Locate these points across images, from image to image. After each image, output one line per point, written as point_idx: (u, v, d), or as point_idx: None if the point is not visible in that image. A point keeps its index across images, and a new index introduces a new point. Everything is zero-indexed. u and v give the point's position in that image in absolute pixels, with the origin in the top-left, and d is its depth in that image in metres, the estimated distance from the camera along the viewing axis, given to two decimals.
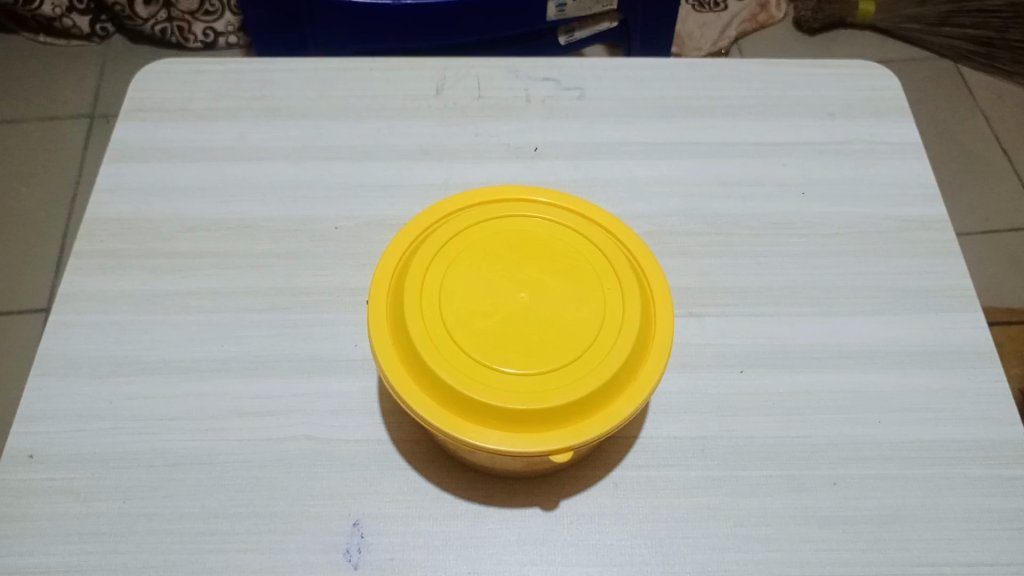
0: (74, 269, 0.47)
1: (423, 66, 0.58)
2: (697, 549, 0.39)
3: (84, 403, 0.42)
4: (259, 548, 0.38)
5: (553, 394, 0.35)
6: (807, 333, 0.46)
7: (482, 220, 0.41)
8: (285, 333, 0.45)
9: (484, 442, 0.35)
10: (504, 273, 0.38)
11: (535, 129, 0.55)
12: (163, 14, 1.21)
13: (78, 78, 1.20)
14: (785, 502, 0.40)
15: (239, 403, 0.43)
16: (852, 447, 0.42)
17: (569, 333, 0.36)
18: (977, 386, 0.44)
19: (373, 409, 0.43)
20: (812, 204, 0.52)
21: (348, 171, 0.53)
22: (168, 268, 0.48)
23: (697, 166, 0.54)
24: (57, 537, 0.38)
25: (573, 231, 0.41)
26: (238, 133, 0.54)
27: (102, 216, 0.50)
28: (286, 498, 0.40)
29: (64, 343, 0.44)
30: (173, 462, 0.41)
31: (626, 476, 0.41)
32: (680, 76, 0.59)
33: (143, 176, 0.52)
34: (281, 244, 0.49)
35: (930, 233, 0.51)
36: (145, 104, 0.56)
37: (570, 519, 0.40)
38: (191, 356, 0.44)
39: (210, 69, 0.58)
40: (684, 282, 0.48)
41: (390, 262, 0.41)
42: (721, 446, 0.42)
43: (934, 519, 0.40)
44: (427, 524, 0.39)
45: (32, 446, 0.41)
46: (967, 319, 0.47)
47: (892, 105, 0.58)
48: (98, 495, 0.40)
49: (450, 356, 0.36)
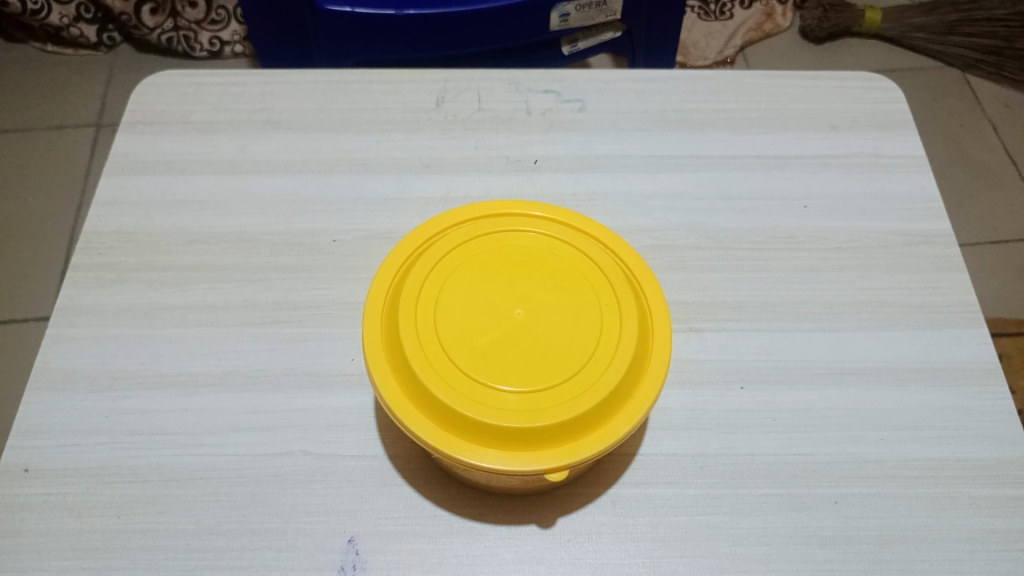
0: (73, 282, 0.48)
1: (424, 79, 0.58)
2: (695, 569, 0.38)
3: (80, 417, 0.42)
4: (254, 566, 0.38)
5: (547, 413, 0.34)
6: (809, 350, 0.46)
7: (478, 236, 0.40)
8: (282, 348, 0.45)
9: (479, 461, 0.34)
10: (500, 289, 0.38)
11: (535, 142, 0.55)
12: (169, 24, 1.22)
13: (84, 87, 1.21)
14: (786, 522, 0.40)
15: (235, 419, 0.42)
16: (854, 465, 0.42)
17: (566, 351, 0.36)
18: (981, 404, 0.44)
19: (370, 424, 0.42)
20: (814, 218, 0.52)
21: (348, 184, 0.52)
22: (166, 281, 0.48)
23: (698, 180, 0.53)
24: (51, 554, 0.38)
25: (570, 245, 0.41)
26: (238, 145, 0.54)
27: (102, 228, 0.50)
28: (282, 515, 0.39)
29: (61, 357, 0.44)
30: (169, 477, 0.40)
31: (624, 494, 0.40)
32: (682, 88, 0.58)
33: (143, 189, 0.52)
34: (279, 257, 0.49)
35: (934, 247, 0.51)
36: (146, 116, 0.56)
37: (567, 537, 0.39)
38: (188, 370, 0.44)
39: (211, 82, 0.58)
40: (685, 297, 0.48)
41: (386, 278, 0.41)
42: (721, 464, 0.42)
43: (939, 540, 0.39)
44: (423, 542, 0.39)
45: (27, 460, 0.41)
46: (971, 335, 0.47)
47: (895, 118, 0.58)
48: (93, 510, 0.39)
49: (446, 374, 0.35)
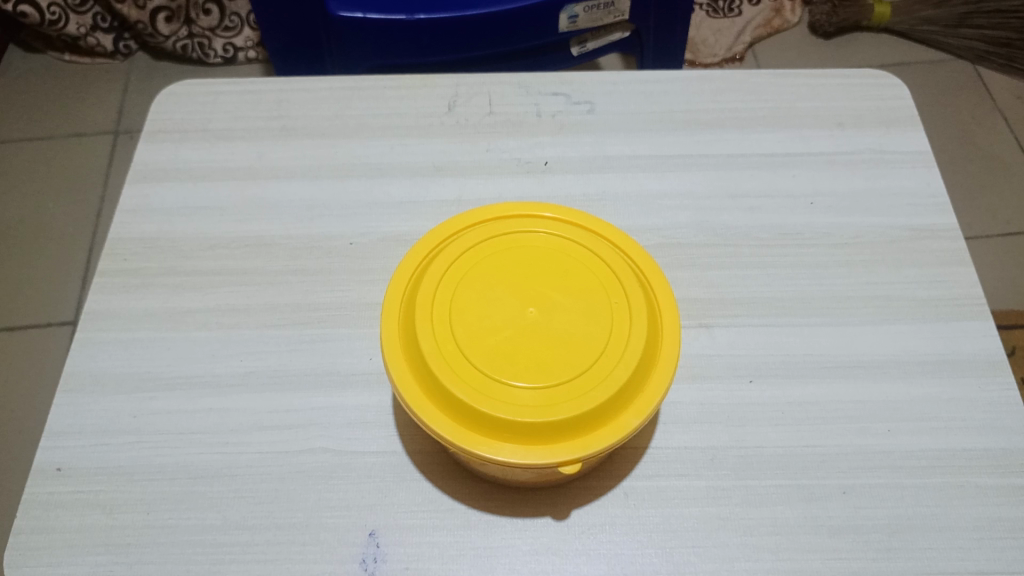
0: (98, 288, 0.49)
1: (436, 84, 0.60)
2: (708, 559, 0.39)
3: (110, 418, 0.44)
4: (278, 559, 0.39)
5: (560, 407, 0.36)
6: (818, 344, 0.46)
7: (490, 237, 0.42)
8: (303, 348, 0.46)
9: (496, 455, 0.36)
10: (513, 289, 0.39)
11: (545, 144, 0.56)
12: (183, 31, 1.24)
13: (102, 95, 1.24)
14: (796, 512, 0.41)
15: (258, 418, 0.44)
16: (861, 456, 0.42)
17: (577, 347, 0.37)
18: (987, 395, 0.44)
19: (388, 422, 0.44)
20: (821, 215, 0.52)
21: (363, 189, 0.54)
22: (189, 286, 0.49)
23: (707, 179, 0.54)
24: (85, 549, 0.40)
25: (580, 245, 0.42)
26: (256, 153, 0.56)
27: (126, 236, 0.52)
28: (305, 510, 0.41)
29: (90, 360, 0.46)
30: (196, 475, 0.42)
31: (635, 486, 0.41)
32: (689, 89, 0.59)
33: (165, 197, 0.54)
34: (298, 260, 0.50)
35: (941, 241, 0.51)
36: (166, 125, 0.58)
37: (581, 529, 0.40)
38: (212, 372, 0.46)
39: (228, 91, 0.59)
40: (693, 294, 0.49)
41: (403, 279, 0.42)
42: (731, 456, 0.42)
43: (945, 528, 0.40)
44: (442, 535, 0.40)
45: (59, 460, 0.43)
46: (977, 327, 0.47)
47: (902, 115, 0.58)
48: (124, 507, 0.41)
49: (462, 372, 0.36)
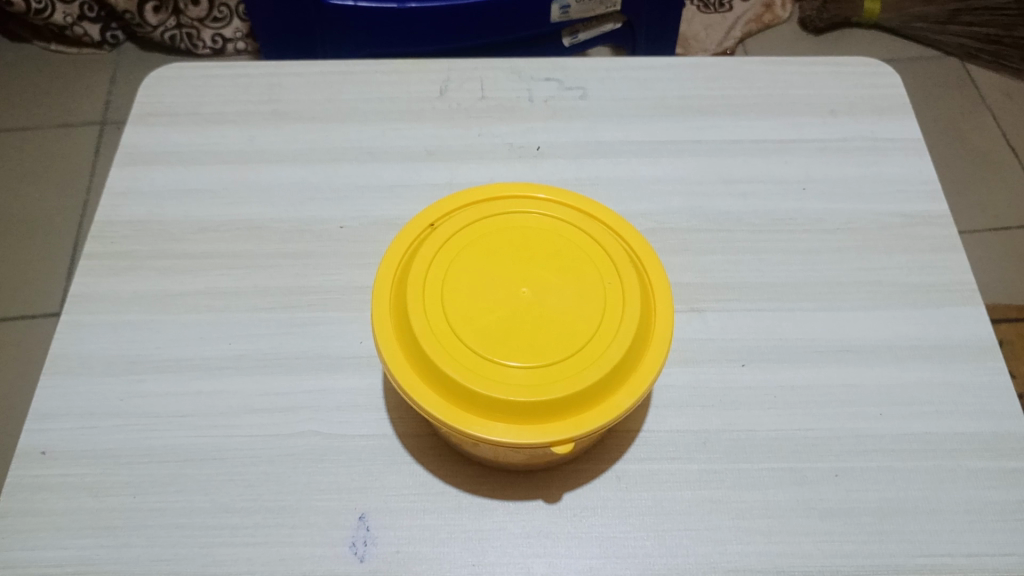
0: (85, 271, 0.49)
1: (429, 69, 0.59)
2: (700, 542, 0.39)
3: (97, 400, 0.43)
4: (268, 542, 0.39)
5: (552, 387, 0.35)
6: (809, 329, 0.46)
7: (483, 217, 0.41)
8: (292, 332, 0.46)
9: (488, 434, 0.35)
10: (505, 268, 0.38)
11: (537, 129, 0.56)
12: (172, 21, 1.23)
13: (89, 85, 1.22)
14: (788, 495, 0.41)
15: (247, 401, 0.43)
16: (853, 439, 0.42)
17: (570, 327, 0.37)
18: (979, 380, 0.45)
19: (379, 405, 0.43)
20: (812, 201, 0.52)
21: (355, 173, 0.53)
22: (178, 268, 0.49)
23: (700, 165, 0.54)
24: (70, 532, 0.39)
25: (573, 226, 0.41)
26: (246, 136, 0.55)
27: (114, 219, 0.51)
28: (294, 494, 0.40)
29: (76, 342, 0.45)
30: (184, 458, 0.41)
31: (628, 469, 0.41)
32: (682, 76, 0.59)
33: (153, 180, 0.53)
34: (289, 244, 0.50)
35: (932, 229, 0.51)
36: (154, 108, 0.57)
37: (574, 512, 0.40)
38: (200, 354, 0.45)
39: (218, 74, 0.59)
40: (686, 279, 0.49)
41: (394, 259, 0.41)
42: (724, 439, 0.42)
43: (936, 511, 0.40)
44: (433, 518, 0.40)
45: (44, 442, 0.42)
46: (968, 313, 0.47)
47: (893, 103, 0.58)
48: (111, 491, 0.40)
49: (453, 351, 0.36)
